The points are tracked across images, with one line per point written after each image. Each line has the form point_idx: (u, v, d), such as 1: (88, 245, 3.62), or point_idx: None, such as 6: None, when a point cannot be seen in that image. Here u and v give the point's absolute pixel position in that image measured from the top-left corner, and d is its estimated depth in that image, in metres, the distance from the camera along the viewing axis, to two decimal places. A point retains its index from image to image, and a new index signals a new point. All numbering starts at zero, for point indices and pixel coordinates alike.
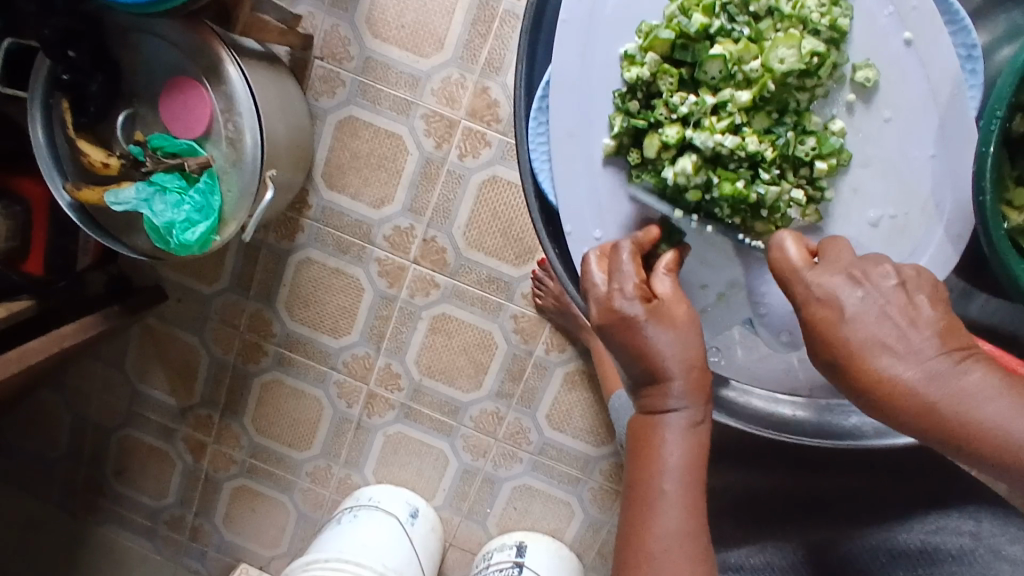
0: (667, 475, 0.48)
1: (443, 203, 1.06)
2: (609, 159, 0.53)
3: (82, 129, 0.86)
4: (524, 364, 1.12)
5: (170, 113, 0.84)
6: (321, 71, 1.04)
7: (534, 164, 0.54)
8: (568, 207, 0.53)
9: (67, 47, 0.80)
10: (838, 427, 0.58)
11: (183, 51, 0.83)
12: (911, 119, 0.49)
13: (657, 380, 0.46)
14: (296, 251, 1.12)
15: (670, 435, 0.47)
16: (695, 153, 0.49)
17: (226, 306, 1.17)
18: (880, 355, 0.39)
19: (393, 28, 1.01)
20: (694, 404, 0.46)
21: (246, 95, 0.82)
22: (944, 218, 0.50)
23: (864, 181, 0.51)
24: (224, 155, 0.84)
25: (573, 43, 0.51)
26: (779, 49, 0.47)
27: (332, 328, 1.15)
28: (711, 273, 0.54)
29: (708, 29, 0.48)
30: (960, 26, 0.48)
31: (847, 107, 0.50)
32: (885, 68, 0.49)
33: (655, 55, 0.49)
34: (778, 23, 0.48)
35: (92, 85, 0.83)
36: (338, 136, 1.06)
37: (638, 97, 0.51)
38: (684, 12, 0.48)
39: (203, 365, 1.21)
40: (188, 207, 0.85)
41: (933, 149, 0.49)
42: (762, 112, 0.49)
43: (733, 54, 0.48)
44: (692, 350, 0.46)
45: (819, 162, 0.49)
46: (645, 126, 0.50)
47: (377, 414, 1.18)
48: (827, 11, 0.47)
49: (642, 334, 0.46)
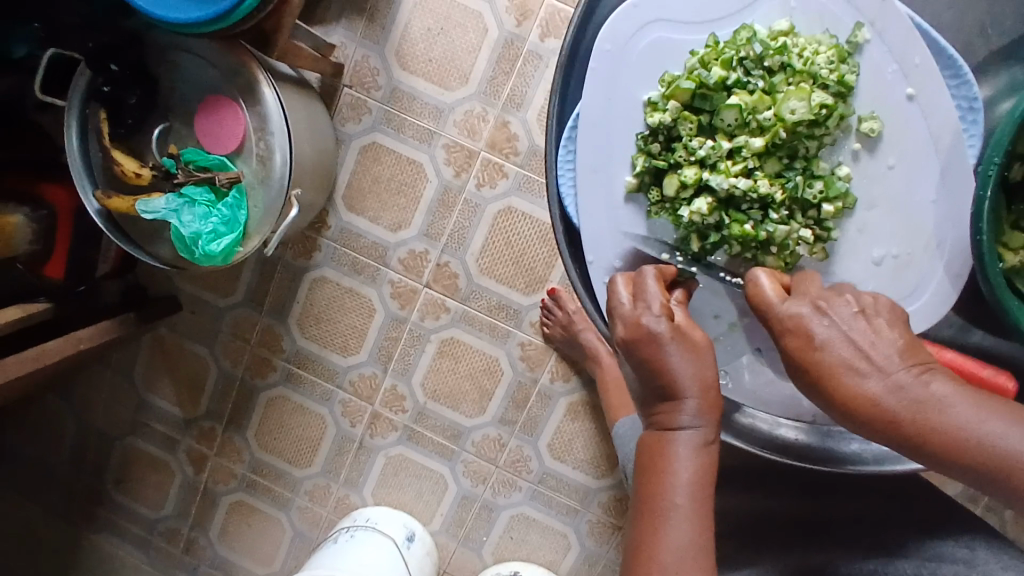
0: (679, 489, 0.49)
1: (458, 230, 1.09)
2: (631, 196, 0.56)
3: (118, 139, 0.91)
4: (528, 392, 1.13)
5: (204, 129, 0.88)
6: (349, 98, 1.08)
7: (561, 189, 0.57)
8: (589, 234, 0.56)
9: (109, 62, 0.86)
10: (839, 453, 0.59)
11: (222, 71, 0.87)
12: (914, 165, 0.52)
13: (673, 397, 0.48)
14: (312, 269, 1.14)
15: (682, 451, 0.49)
16: (710, 194, 0.52)
17: (238, 320, 1.19)
18: (862, 371, 0.43)
19: (421, 62, 1.06)
20: (707, 423, 0.48)
21: (279, 115, 0.86)
22: (944, 255, 0.53)
23: (869, 223, 0.54)
24: (254, 172, 0.88)
25: (598, 87, 0.54)
26: (790, 101, 0.50)
27: (341, 346, 1.17)
28: (723, 303, 0.56)
29: (725, 81, 0.51)
30: (963, 79, 0.51)
31: (853, 154, 0.53)
32: (890, 120, 0.52)
33: (676, 103, 0.52)
34: (790, 77, 0.51)
35: (132, 99, 0.88)
36: (360, 161, 1.10)
37: (659, 140, 0.54)
38: (704, 65, 0.52)
39: (211, 377, 1.22)
40: (216, 220, 0.88)
41: (935, 195, 0.52)
42: (773, 158, 0.52)
43: (748, 104, 0.51)
44: (708, 372, 0.48)
45: (826, 204, 0.52)
46: (665, 167, 0.54)
47: (379, 435, 1.19)
48: (835, 67, 0.51)
49: (663, 351, 0.48)
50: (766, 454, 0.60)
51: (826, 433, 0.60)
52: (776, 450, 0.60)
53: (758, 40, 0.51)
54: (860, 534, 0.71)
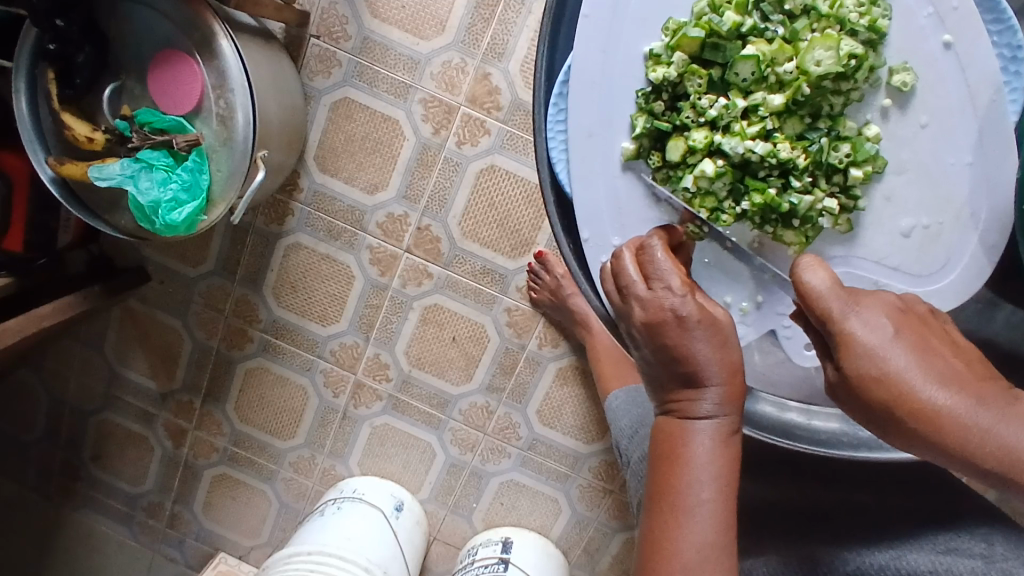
0: (702, 483, 0.46)
1: (439, 191, 1.04)
2: (629, 164, 0.51)
3: (65, 102, 0.82)
4: (516, 358, 1.10)
5: (159, 87, 0.81)
6: (317, 50, 1.00)
7: (551, 153, 0.51)
8: (584, 207, 0.51)
9: (56, 17, 0.76)
10: (855, 438, 0.55)
11: (175, 23, 0.79)
12: (948, 125, 0.47)
13: (700, 381, 0.45)
14: (286, 236, 1.08)
15: (702, 440, 0.45)
16: (722, 158, 0.48)
17: (210, 290, 1.13)
18: (916, 379, 0.37)
19: (393, 9, 0.98)
20: (731, 411, 0.45)
21: (240, 71, 0.78)
22: (978, 226, 0.49)
23: (897, 189, 0.49)
24: (215, 133, 0.81)
25: (595, 37, 0.48)
26: (815, 50, 0.45)
27: (320, 316, 1.12)
28: (733, 284, 0.52)
29: (740, 28, 0.46)
30: (1006, 25, 0.45)
31: (882, 112, 0.48)
32: (923, 71, 0.47)
33: (683, 54, 0.47)
34: (814, 22, 0.46)
35: (81, 56, 0.79)
36: (332, 118, 1.03)
37: (663, 98, 0.49)
38: (714, 9, 0.46)
39: (185, 350, 1.17)
40: (175, 186, 0.81)
41: (970, 157, 0.47)
42: (794, 117, 0.48)
43: (766, 55, 0.46)
44: (733, 356, 0.45)
45: (854, 169, 0.47)
46: (670, 129, 0.49)
47: (363, 405, 1.16)
48: (867, 11, 0.46)
49: (692, 335, 0.44)
50: (777, 443, 0.56)
51: (845, 417, 0.56)
52: (790, 437, 0.56)
53: None
54: (864, 508, 0.69)
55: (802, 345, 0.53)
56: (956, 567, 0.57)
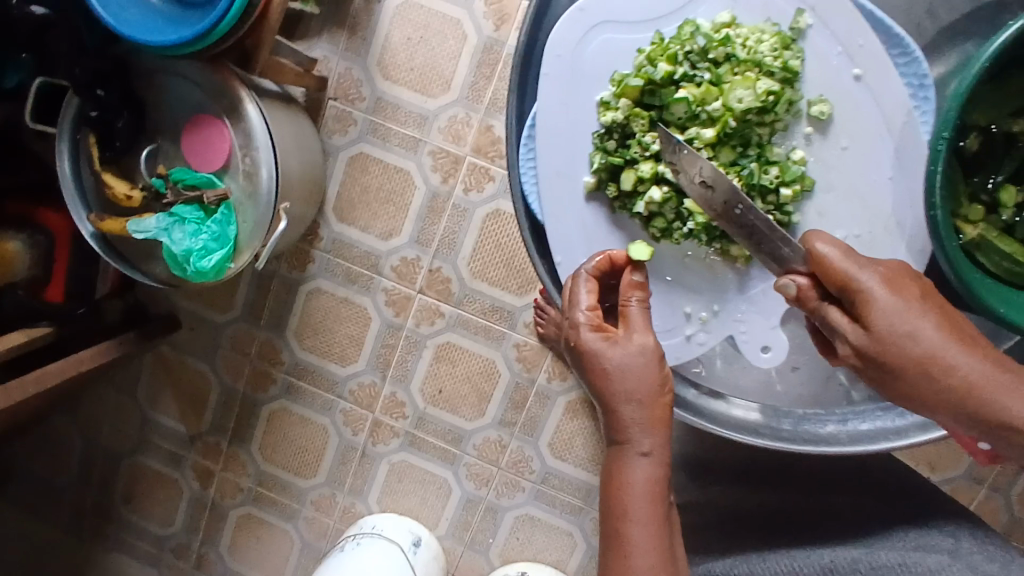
0: (630, 487, 0.56)
1: (449, 235, 1.10)
2: (591, 195, 0.58)
3: (107, 162, 0.92)
4: (526, 393, 1.14)
5: (191, 147, 0.89)
6: (335, 110, 1.09)
7: (525, 187, 0.59)
8: (556, 234, 0.58)
9: (96, 87, 0.88)
10: (814, 434, 0.61)
11: (204, 91, 0.89)
12: (866, 144, 0.55)
13: (616, 407, 0.57)
14: (307, 281, 1.16)
15: (633, 461, 0.56)
16: (667, 185, 0.56)
17: (237, 335, 1.20)
18: (999, 396, 0.45)
19: (403, 71, 1.07)
20: (646, 424, 0.56)
21: (263, 131, 0.87)
22: (905, 235, 0.55)
23: (827, 205, 0.56)
24: (241, 188, 0.89)
25: (556, 87, 0.55)
26: (737, 91, 0.53)
27: (339, 356, 1.18)
28: (692, 296, 0.60)
29: (672, 76, 0.54)
30: (911, 58, 0.53)
31: (805, 138, 0.56)
32: (838, 101, 0.55)
33: (627, 100, 0.55)
34: (735, 67, 0.54)
35: (120, 122, 0.90)
36: (349, 172, 1.11)
37: (614, 137, 0.56)
38: (651, 61, 0.54)
39: (213, 393, 1.24)
40: (206, 236, 0.89)
41: (889, 173, 0.55)
42: (727, 147, 0.56)
43: (697, 97, 0.54)
44: (642, 377, 0.55)
45: (784, 188, 0.55)
46: (622, 163, 0.56)
47: (381, 442, 1.20)
48: (780, 55, 0.54)
49: (596, 361, 0.56)
50: (739, 436, 0.61)
51: (798, 418, 0.62)
52: (752, 433, 0.62)
53: (701, 34, 0.54)
54: (857, 523, 0.71)
55: (758, 350, 0.60)
56: (923, 560, 0.64)
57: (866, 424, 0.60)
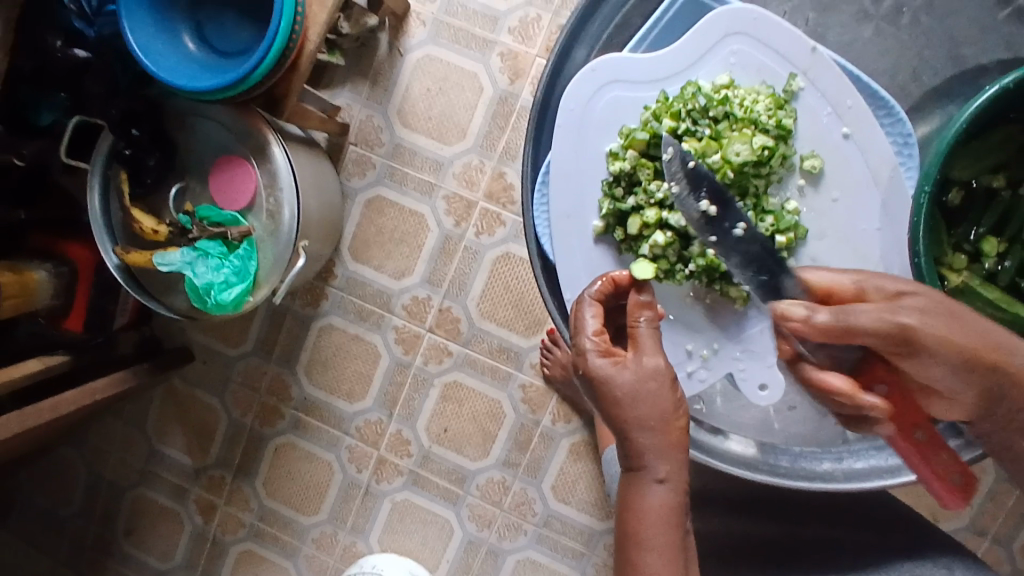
0: (645, 520, 0.55)
1: (459, 276, 1.14)
2: (600, 237, 0.63)
3: (136, 199, 0.97)
4: (531, 434, 1.15)
5: (218, 186, 0.94)
6: (355, 155, 1.15)
7: (538, 229, 0.64)
8: (565, 273, 0.63)
9: (131, 127, 0.93)
10: (809, 471, 0.65)
11: (234, 133, 0.94)
12: (855, 196, 0.60)
13: (629, 434, 0.56)
14: (320, 318, 1.19)
15: (649, 489, 0.55)
16: (670, 230, 0.60)
17: (248, 369, 1.23)
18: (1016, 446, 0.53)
19: (421, 120, 1.12)
20: (661, 455, 0.55)
21: (288, 172, 0.92)
22: (892, 280, 0.60)
23: (820, 251, 0.61)
24: (264, 226, 0.93)
25: (568, 138, 0.61)
26: (735, 145, 0.58)
27: (347, 393, 1.20)
28: (694, 334, 0.63)
29: (675, 131, 0.59)
30: (896, 118, 0.58)
31: (799, 189, 0.61)
32: (829, 156, 0.60)
33: (635, 152, 0.60)
34: (733, 124, 0.59)
35: (151, 160, 0.95)
36: (365, 214, 1.15)
37: (621, 185, 0.61)
38: (656, 117, 0.59)
39: (222, 426, 1.25)
40: (228, 271, 0.93)
41: (878, 224, 0.60)
42: None
43: (697, 150, 0.59)
44: (656, 402, 0.55)
45: (779, 235, 0.59)
46: (628, 209, 0.61)
47: (385, 480, 1.21)
48: (774, 113, 0.58)
49: (610, 386, 0.56)
50: (739, 471, 0.65)
51: (794, 456, 0.66)
52: (751, 468, 0.65)
53: (701, 94, 0.59)
54: None
55: (756, 387, 0.63)
56: None
57: (860, 462, 0.65)
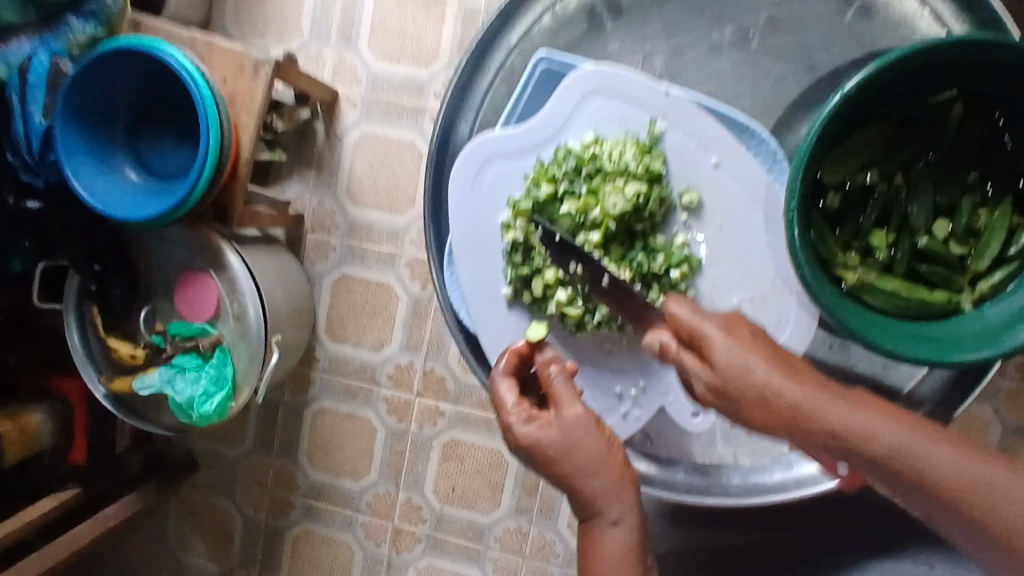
0: (608, 564, 0.57)
1: (436, 336, 1.16)
2: (512, 301, 0.69)
3: (111, 327, 1.00)
4: (536, 476, 1.15)
5: (184, 302, 0.97)
6: (314, 241, 1.18)
7: (455, 302, 0.70)
8: (489, 339, 0.69)
9: (93, 262, 0.97)
10: (760, 485, 0.69)
11: (191, 249, 0.97)
12: (737, 219, 0.66)
13: (577, 486, 0.59)
14: (311, 403, 1.21)
15: (605, 532, 0.58)
16: (569, 284, 0.67)
17: (253, 466, 1.24)
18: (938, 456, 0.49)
19: (370, 195, 1.16)
20: (610, 499, 0.58)
21: (246, 276, 0.95)
22: (790, 288, 0.66)
23: (715, 275, 0.67)
24: (233, 330, 0.96)
25: (468, 217, 0.68)
26: (611, 198, 0.64)
27: (352, 471, 1.21)
28: (621, 377, 0.69)
29: (554, 194, 0.66)
30: (759, 141, 0.65)
31: (683, 224, 0.67)
32: (704, 188, 0.66)
33: (524, 220, 0.67)
34: (605, 177, 0.65)
35: (117, 289, 0.98)
36: (335, 294, 1.18)
37: (519, 251, 0.68)
38: (535, 184, 0.66)
39: (238, 527, 1.26)
40: (206, 380, 0.95)
41: (765, 239, 0.66)
42: (615, 244, 0.67)
43: (577, 209, 0.65)
44: (591, 450, 0.59)
45: (671, 270, 0.66)
46: (530, 272, 0.67)
47: (405, 549, 1.21)
48: (642, 160, 0.65)
49: (541, 448, 0.59)
50: (691, 498, 0.69)
51: (747, 473, 0.70)
52: (705, 493, 0.70)
53: (572, 156, 0.66)
54: None
55: (689, 414, 0.67)
56: None
57: (808, 468, 0.68)
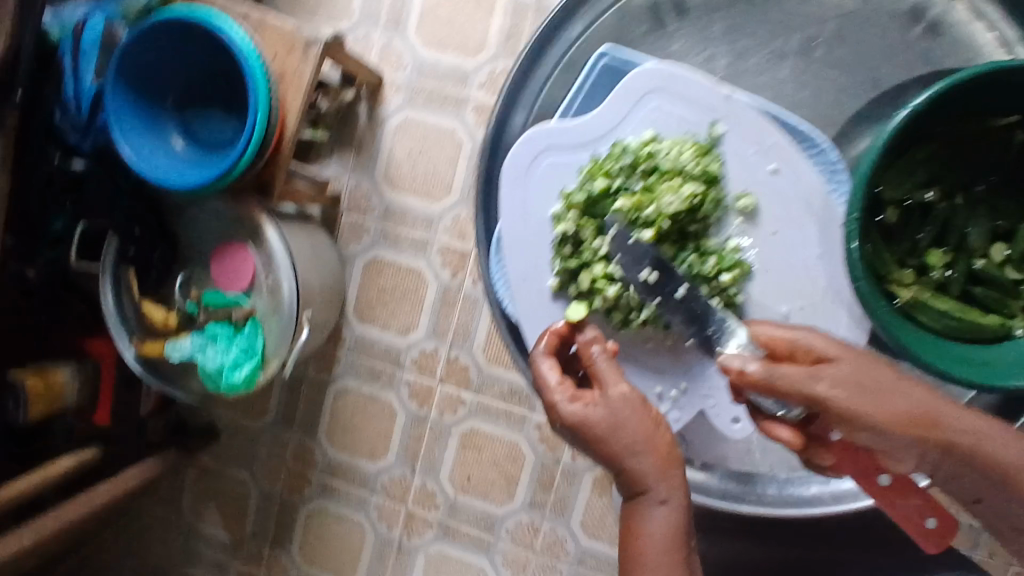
0: (652, 547, 0.56)
1: (463, 325, 1.16)
2: (558, 294, 0.68)
3: (148, 291, 1.03)
4: (553, 472, 1.15)
5: (220, 272, 0.98)
6: (349, 222, 1.19)
7: (499, 292, 0.70)
8: (531, 331, 0.68)
9: (133, 226, 0.99)
10: (794, 497, 0.69)
11: (230, 220, 0.98)
12: (792, 227, 0.65)
13: (624, 465, 0.58)
14: (334, 381, 1.22)
15: (651, 512, 0.56)
16: (619, 281, 0.65)
17: (273, 439, 1.26)
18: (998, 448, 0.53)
19: (407, 180, 1.16)
20: (656, 480, 0.57)
21: (283, 251, 0.96)
22: (842, 301, 0.65)
23: (766, 282, 0.66)
24: (266, 304, 0.97)
25: (516, 207, 0.68)
26: (666, 196, 0.64)
27: (370, 452, 1.22)
28: (663, 377, 0.67)
29: (609, 189, 0.65)
30: (818, 150, 0.64)
31: (737, 227, 0.66)
32: (760, 193, 0.65)
33: (576, 212, 0.66)
34: (662, 175, 0.64)
35: (155, 254, 1.01)
36: (365, 276, 1.19)
37: (569, 244, 0.67)
38: (590, 178, 0.66)
39: (254, 498, 1.28)
40: (236, 351, 0.96)
41: (818, 250, 0.65)
42: (667, 243, 0.65)
43: (631, 206, 0.64)
44: (637, 428, 0.58)
45: (723, 273, 0.64)
46: (578, 265, 0.66)
47: (416, 534, 1.22)
48: (699, 161, 0.64)
49: (586, 427, 0.59)
50: (722, 504, 0.70)
51: (782, 483, 0.70)
52: (736, 499, 0.71)
53: (629, 152, 0.65)
54: None
55: (728, 421, 0.67)
56: None
57: (846, 484, 0.67)
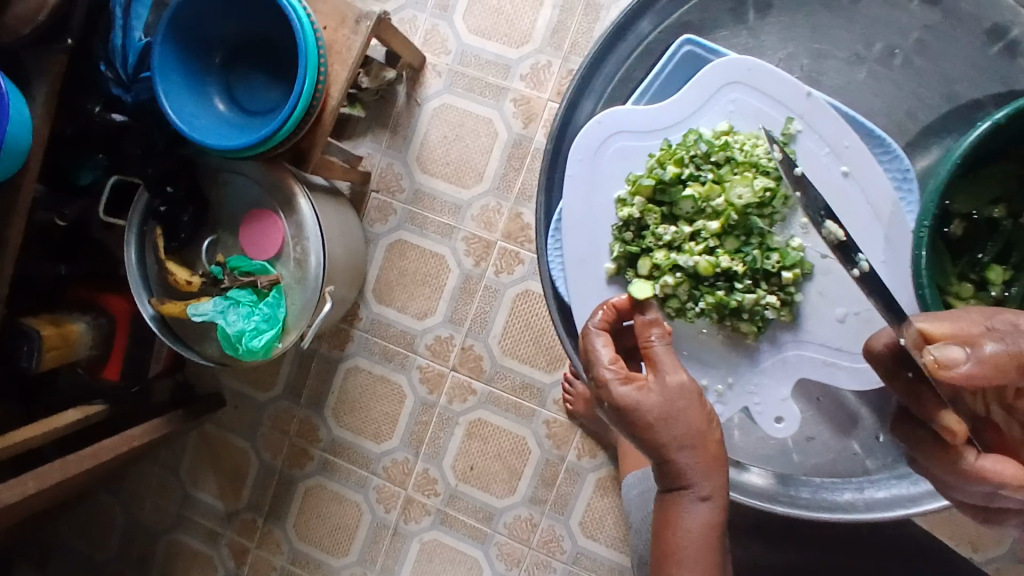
0: (687, 538, 0.58)
1: (481, 315, 1.16)
2: (612, 279, 0.67)
3: (171, 252, 1.01)
4: (557, 469, 1.15)
5: (249, 238, 0.98)
6: (377, 202, 1.19)
7: (553, 272, 0.69)
8: (580, 313, 0.67)
9: (166, 184, 0.98)
10: (832, 502, 0.68)
11: (263, 187, 0.98)
12: (858, 232, 0.64)
13: (670, 456, 0.58)
14: (346, 359, 1.22)
15: (692, 507, 0.58)
16: (680, 270, 0.63)
17: (278, 412, 1.26)
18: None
19: (440, 165, 1.16)
20: (701, 478, 0.58)
21: (314, 222, 0.96)
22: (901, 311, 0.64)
23: (826, 285, 0.64)
24: (292, 273, 0.97)
25: (579, 187, 0.66)
26: (737, 188, 0.63)
27: (374, 434, 1.22)
28: (710, 370, 0.67)
29: (680, 176, 0.63)
30: (894, 155, 0.62)
31: (803, 226, 0.64)
32: (829, 194, 0.64)
33: (642, 198, 0.64)
34: (734, 167, 0.63)
35: (185, 215, 1.00)
36: (388, 257, 1.19)
37: (630, 229, 0.65)
38: (660, 164, 0.64)
39: (253, 469, 1.28)
40: (258, 318, 0.95)
41: (883, 256, 0.63)
42: (731, 236, 0.64)
43: (701, 194, 0.63)
44: (691, 422, 0.58)
45: (785, 271, 0.63)
46: (638, 251, 0.65)
47: (413, 520, 1.21)
48: (773, 156, 0.63)
49: (640, 412, 0.58)
50: (761, 504, 0.68)
51: (818, 488, 0.69)
52: (773, 501, 0.68)
53: (703, 141, 0.63)
54: None
55: (772, 420, 0.66)
56: None
57: (882, 492, 0.67)
